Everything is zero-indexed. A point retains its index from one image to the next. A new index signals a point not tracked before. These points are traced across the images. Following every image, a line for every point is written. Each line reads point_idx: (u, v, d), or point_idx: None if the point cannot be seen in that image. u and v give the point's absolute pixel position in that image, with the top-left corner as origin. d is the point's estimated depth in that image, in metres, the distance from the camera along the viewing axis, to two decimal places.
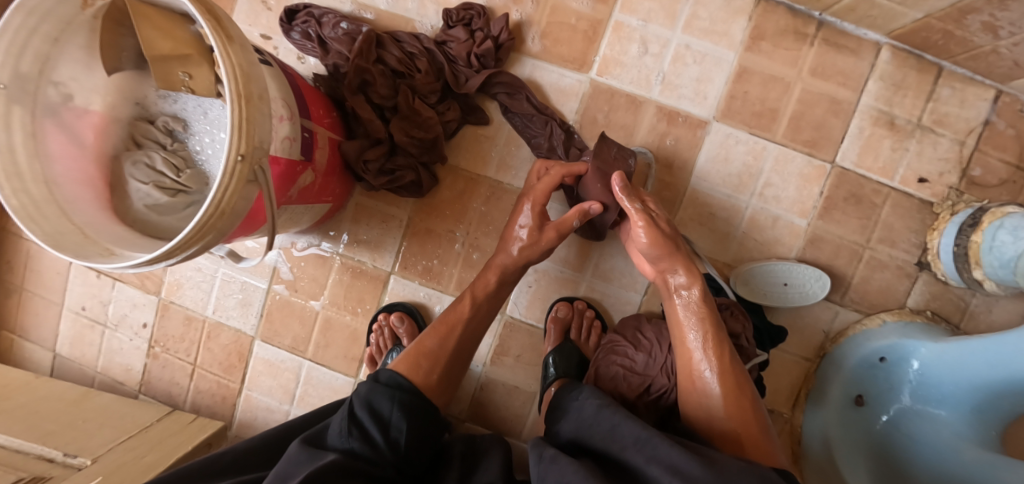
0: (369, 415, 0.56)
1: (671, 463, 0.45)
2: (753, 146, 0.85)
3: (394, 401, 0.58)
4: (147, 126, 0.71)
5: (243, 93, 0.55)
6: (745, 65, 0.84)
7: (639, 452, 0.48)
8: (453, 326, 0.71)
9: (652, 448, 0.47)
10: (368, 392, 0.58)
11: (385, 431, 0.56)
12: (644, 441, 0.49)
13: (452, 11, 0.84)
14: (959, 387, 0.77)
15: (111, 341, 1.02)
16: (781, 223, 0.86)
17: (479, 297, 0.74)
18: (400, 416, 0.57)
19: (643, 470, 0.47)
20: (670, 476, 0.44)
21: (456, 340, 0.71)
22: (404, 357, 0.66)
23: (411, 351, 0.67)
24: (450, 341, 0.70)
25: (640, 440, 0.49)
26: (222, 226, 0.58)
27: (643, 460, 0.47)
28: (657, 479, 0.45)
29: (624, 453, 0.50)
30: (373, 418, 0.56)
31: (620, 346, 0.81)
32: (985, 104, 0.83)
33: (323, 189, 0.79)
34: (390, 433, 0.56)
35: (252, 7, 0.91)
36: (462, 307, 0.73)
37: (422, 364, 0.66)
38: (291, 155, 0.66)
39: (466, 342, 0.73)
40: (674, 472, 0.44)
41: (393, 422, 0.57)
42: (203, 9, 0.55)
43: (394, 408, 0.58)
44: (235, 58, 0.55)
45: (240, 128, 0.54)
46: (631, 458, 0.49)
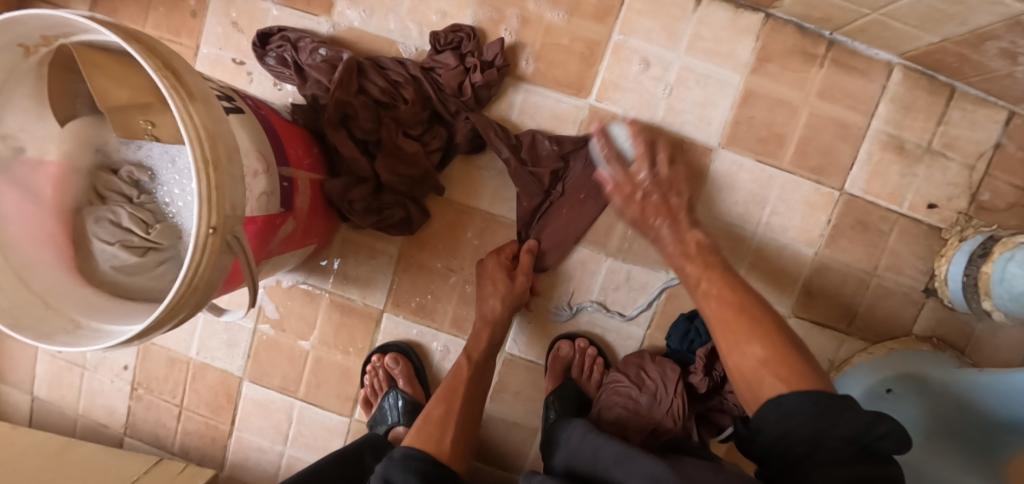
0: None
1: (647, 474, 0.44)
2: (758, 173, 0.82)
3: (410, 476, 0.55)
4: (110, 176, 0.65)
5: (210, 157, 0.49)
6: (752, 88, 0.80)
7: (619, 469, 0.47)
8: (455, 389, 0.71)
9: (631, 462, 0.47)
10: (384, 471, 0.56)
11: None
12: (624, 457, 0.48)
13: (439, 34, 0.77)
14: (949, 407, 0.76)
15: (91, 383, 0.97)
16: (787, 252, 0.83)
17: (475, 358, 0.76)
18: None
19: None
20: None
21: (461, 398, 0.70)
22: (420, 430, 0.65)
23: (428, 424, 0.66)
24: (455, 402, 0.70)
25: (620, 457, 0.48)
26: (197, 299, 0.52)
27: (625, 475, 0.46)
28: None
29: (607, 473, 0.48)
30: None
31: (623, 387, 0.78)
32: (996, 127, 0.80)
33: (308, 231, 0.74)
34: None
35: (223, 29, 0.84)
36: (462, 371, 0.74)
37: (432, 430, 0.65)
38: (269, 210, 0.60)
39: (473, 401, 0.72)
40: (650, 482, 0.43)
41: None
42: (159, 63, 0.48)
43: (411, 481, 0.54)
44: (199, 117, 0.48)
45: (207, 198, 0.48)
46: (613, 477, 0.47)
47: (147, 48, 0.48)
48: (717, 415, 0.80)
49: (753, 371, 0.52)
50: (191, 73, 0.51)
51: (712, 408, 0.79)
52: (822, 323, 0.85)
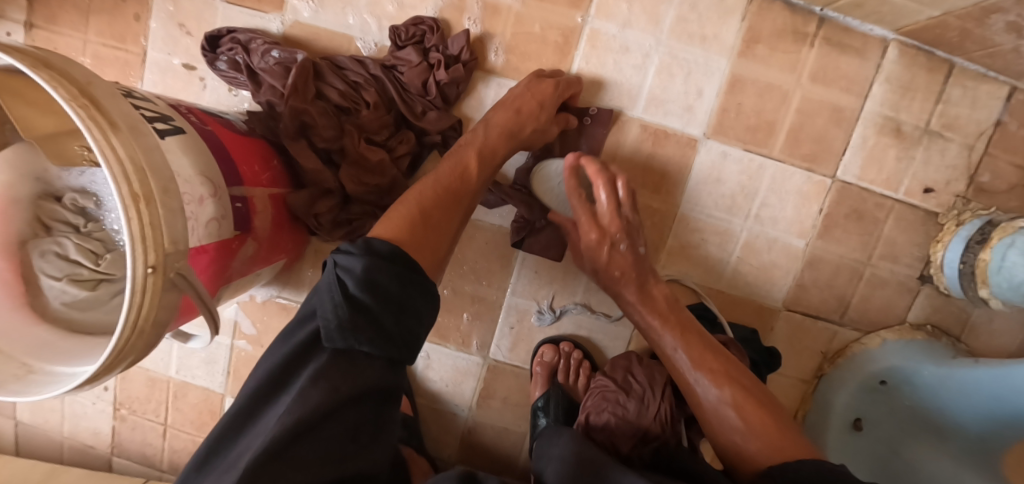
0: (362, 290, 0.48)
1: None
2: (747, 164, 0.77)
3: (385, 271, 0.50)
4: (54, 205, 0.60)
5: (141, 191, 0.44)
6: (739, 72, 0.75)
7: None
8: (459, 196, 0.63)
9: None
10: (358, 267, 0.49)
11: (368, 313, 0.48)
12: None
13: (400, 28, 0.72)
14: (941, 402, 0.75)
15: (73, 406, 0.95)
16: (779, 245, 0.79)
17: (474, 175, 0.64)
18: (378, 275, 0.49)
19: None
20: None
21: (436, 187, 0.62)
22: (398, 222, 0.56)
23: (414, 218, 0.57)
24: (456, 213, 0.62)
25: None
26: (145, 341, 0.49)
27: None
28: None
29: None
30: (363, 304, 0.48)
31: (611, 393, 0.75)
32: (997, 104, 0.76)
33: (273, 249, 0.70)
34: (367, 331, 0.48)
35: (169, 32, 0.78)
36: (458, 174, 0.63)
37: (418, 231, 0.57)
38: (222, 237, 0.56)
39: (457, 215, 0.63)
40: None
41: (377, 300, 0.48)
42: (73, 91, 0.43)
43: (379, 272, 0.49)
44: (123, 149, 0.44)
45: (141, 235, 0.44)
46: None
47: (59, 74, 0.44)
48: None
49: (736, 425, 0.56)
50: (113, 98, 0.46)
51: None
52: (815, 316, 0.82)
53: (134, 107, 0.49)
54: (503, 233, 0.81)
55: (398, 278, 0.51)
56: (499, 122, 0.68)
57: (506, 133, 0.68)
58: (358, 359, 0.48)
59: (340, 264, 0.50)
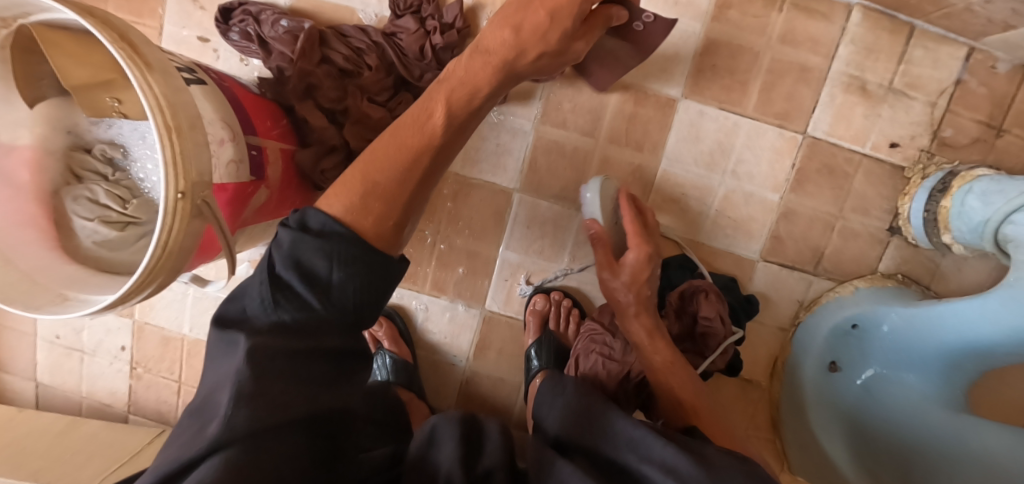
0: (303, 272, 0.37)
1: (664, 461, 0.45)
2: (722, 121, 0.83)
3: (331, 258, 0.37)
4: (84, 156, 0.67)
5: (173, 124, 0.50)
6: (713, 36, 0.81)
7: (631, 451, 0.48)
8: (416, 161, 0.43)
9: (645, 447, 0.47)
10: (293, 247, 0.37)
11: (325, 299, 0.38)
12: (637, 442, 0.48)
13: None
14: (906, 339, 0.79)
15: (91, 366, 1.00)
16: (755, 198, 0.85)
17: (455, 114, 0.45)
18: (328, 258, 0.38)
19: (635, 469, 0.46)
20: (665, 475, 0.44)
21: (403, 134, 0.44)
22: (342, 191, 0.41)
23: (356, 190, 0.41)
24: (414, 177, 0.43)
25: (632, 441, 0.48)
26: (173, 264, 0.55)
27: (635, 457, 0.47)
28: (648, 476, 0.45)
29: (613, 452, 0.49)
30: (314, 287, 0.37)
31: (598, 336, 0.80)
32: (957, 63, 0.81)
33: (282, 202, 0.76)
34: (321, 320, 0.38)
35: (185, 7, 0.84)
36: (427, 124, 0.44)
37: (370, 205, 0.40)
38: (239, 179, 0.62)
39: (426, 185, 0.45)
40: (667, 470, 0.44)
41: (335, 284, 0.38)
42: (114, 35, 0.49)
43: (326, 259, 0.38)
44: (158, 87, 0.50)
45: (172, 162, 0.50)
46: (625, 459, 0.47)
47: (100, 20, 0.50)
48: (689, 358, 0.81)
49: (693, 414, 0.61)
50: (147, 44, 0.53)
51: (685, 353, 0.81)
52: (790, 266, 0.87)
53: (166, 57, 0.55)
54: (497, 191, 0.86)
55: (358, 262, 0.38)
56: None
57: (499, 64, 0.47)
58: (296, 336, 0.36)
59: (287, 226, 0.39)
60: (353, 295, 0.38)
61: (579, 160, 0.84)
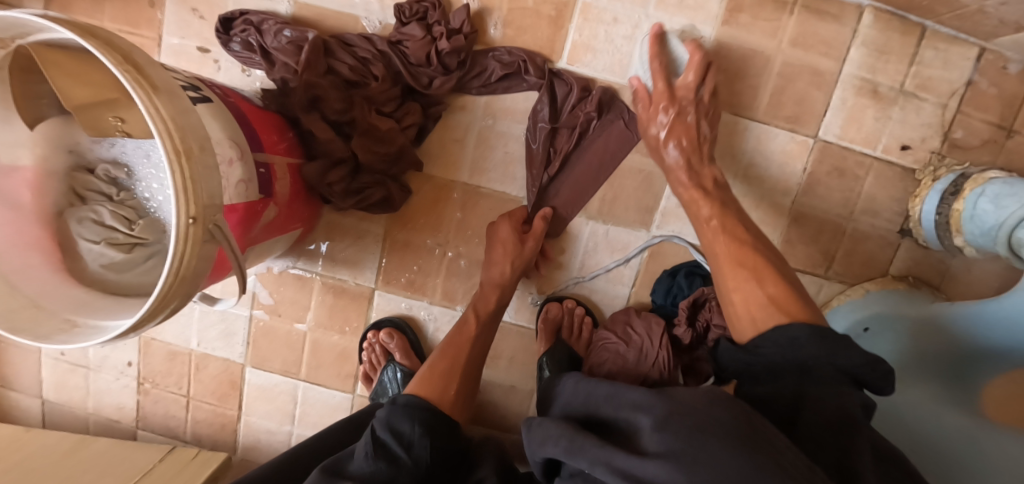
0: (392, 437, 0.53)
1: (635, 400, 0.42)
2: (733, 127, 0.82)
3: (415, 424, 0.55)
4: (88, 176, 0.65)
5: (182, 148, 0.49)
6: (724, 40, 0.80)
7: (609, 404, 0.44)
8: (459, 348, 0.71)
9: (620, 395, 0.44)
10: (387, 416, 0.56)
11: (408, 452, 0.53)
12: (614, 392, 0.45)
13: (403, 6, 0.76)
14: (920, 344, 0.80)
15: (98, 382, 0.99)
16: (765, 203, 0.85)
17: (482, 315, 0.76)
18: (419, 435, 0.54)
19: (614, 419, 0.43)
20: (634, 411, 0.41)
21: (465, 358, 0.70)
22: (421, 379, 0.64)
23: (430, 374, 0.65)
24: (459, 360, 0.69)
25: (610, 392, 0.45)
26: (186, 288, 0.54)
27: (615, 408, 0.44)
28: (625, 419, 0.41)
29: (599, 410, 0.46)
30: (401, 443, 0.53)
31: (611, 344, 0.81)
32: (968, 64, 0.80)
33: (290, 217, 0.75)
34: (413, 452, 0.53)
35: (184, 17, 0.82)
36: (468, 328, 0.74)
37: (435, 382, 0.64)
38: (249, 198, 0.61)
39: (475, 359, 0.72)
40: (638, 407, 0.41)
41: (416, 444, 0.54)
42: (118, 57, 0.47)
43: (413, 424, 0.55)
44: (165, 109, 0.48)
45: (183, 187, 0.48)
46: (603, 411, 0.45)
47: (103, 42, 0.48)
48: (703, 365, 0.83)
49: (761, 305, 0.55)
50: (152, 64, 0.51)
51: (697, 359, 0.82)
52: (801, 270, 0.87)
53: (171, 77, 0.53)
54: (507, 199, 0.85)
55: (434, 431, 0.56)
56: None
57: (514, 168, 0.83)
58: None
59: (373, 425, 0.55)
60: (427, 454, 0.54)
61: None
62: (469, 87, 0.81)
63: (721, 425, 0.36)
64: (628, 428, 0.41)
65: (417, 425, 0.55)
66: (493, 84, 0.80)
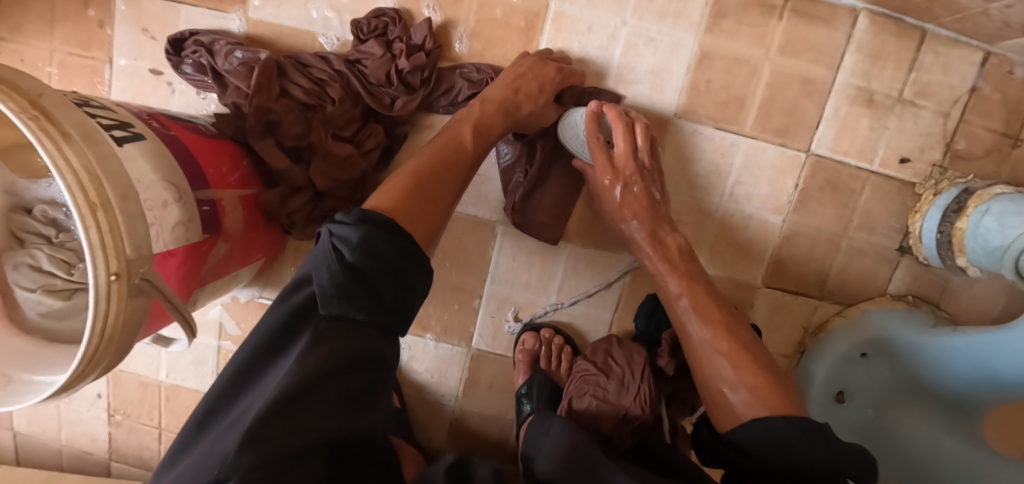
0: (340, 261, 0.45)
1: None
2: (719, 141, 0.77)
3: (368, 230, 0.48)
4: (25, 217, 0.61)
5: (98, 200, 0.45)
6: (706, 49, 0.74)
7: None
8: (453, 169, 0.61)
9: None
10: (337, 231, 0.48)
11: (352, 269, 0.45)
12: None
13: (361, 21, 0.72)
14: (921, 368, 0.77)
15: (69, 413, 0.97)
16: (754, 221, 0.80)
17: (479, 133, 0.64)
18: (366, 246, 0.47)
19: None
20: None
21: (445, 177, 0.60)
22: (393, 194, 0.55)
23: (404, 192, 0.56)
24: (440, 183, 0.59)
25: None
26: (118, 345, 0.50)
27: None
28: None
29: None
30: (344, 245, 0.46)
31: (591, 376, 0.76)
32: (971, 68, 0.74)
33: (247, 250, 0.71)
34: (359, 281, 0.45)
35: (133, 37, 0.78)
36: (450, 154, 0.62)
37: (410, 202, 0.55)
38: (190, 240, 0.57)
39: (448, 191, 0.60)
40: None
41: (362, 274, 0.45)
42: (23, 103, 0.43)
43: (360, 248, 0.46)
44: (77, 159, 0.44)
45: (99, 243, 0.44)
46: None
47: (8, 87, 0.44)
48: (687, 395, 0.79)
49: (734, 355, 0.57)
50: (65, 108, 0.47)
51: (682, 388, 0.78)
52: (794, 291, 0.82)
53: (89, 116, 0.49)
54: (479, 222, 0.81)
55: (380, 246, 0.47)
56: (503, 96, 0.68)
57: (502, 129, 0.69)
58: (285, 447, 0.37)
59: (334, 234, 0.47)
60: (365, 253, 0.46)
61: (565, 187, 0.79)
62: (435, 105, 0.76)
63: None
64: None
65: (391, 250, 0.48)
66: (461, 102, 0.75)
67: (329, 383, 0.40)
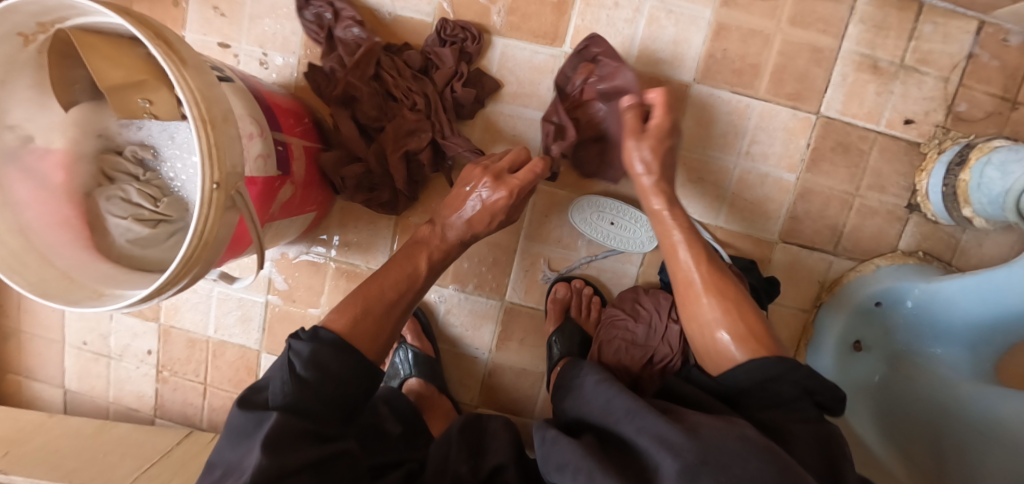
0: (311, 373, 0.50)
1: (658, 432, 0.47)
2: (735, 105, 0.83)
3: (334, 351, 0.53)
4: (116, 158, 0.69)
5: (208, 118, 0.52)
6: (723, 21, 0.81)
7: (631, 423, 0.50)
8: (402, 294, 0.61)
9: (641, 419, 0.49)
10: (308, 349, 0.52)
11: (322, 381, 0.51)
12: (634, 412, 0.50)
13: (446, 24, 0.81)
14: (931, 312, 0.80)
15: (118, 371, 1.02)
16: (770, 179, 0.85)
17: (434, 265, 0.65)
18: (333, 362, 0.52)
19: (633, 440, 0.49)
20: (657, 445, 0.46)
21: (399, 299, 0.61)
22: (347, 311, 0.57)
23: (357, 309, 0.57)
24: (398, 305, 0.61)
25: (631, 411, 0.51)
26: (208, 255, 0.57)
27: (634, 430, 0.49)
28: (646, 448, 0.47)
29: (618, 426, 0.51)
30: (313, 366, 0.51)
31: (620, 320, 0.81)
32: (968, 37, 0.81)
33: (306, 199, 0.77)
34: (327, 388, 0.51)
35: (205, 15, 0.87)
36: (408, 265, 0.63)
37: (367, 325, 0.57)
38: (268, 173, 0.64)
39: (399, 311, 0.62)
40: (661, 441, 0.46)
41: (330, 383, 0.51)
42: (151, 34, 0.51)
43: (330, 362, 0.52)
44: (193, 82, 0.52)
45: (209, 154, 0.51)
46: (623, 429, 0.50)
47: (140, 21, 0.52)
48: None
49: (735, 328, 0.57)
50: (180, 42, 0.55)
51: None
52: (810, 247, 0.87)
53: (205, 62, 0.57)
54: None
55: (348, 362, 0.53)
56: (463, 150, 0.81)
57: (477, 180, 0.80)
58: None
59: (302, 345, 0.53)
60: (334, 371, 0.52)
61: None
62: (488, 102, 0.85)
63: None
64: (651, 459, 0.46)
65: (342, 367, 0.52)
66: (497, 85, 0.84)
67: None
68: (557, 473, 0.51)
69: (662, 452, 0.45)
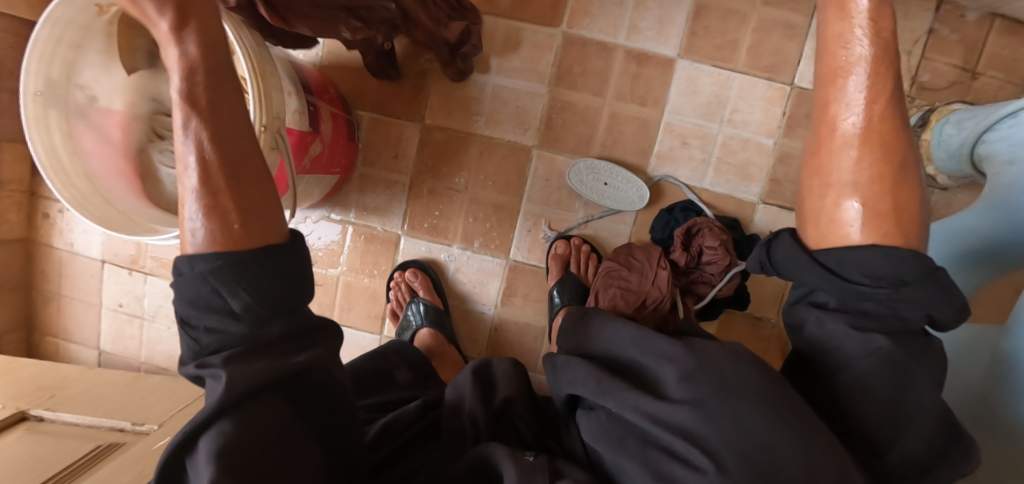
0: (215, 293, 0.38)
1: (660, 351, 0.47)
2: (717, 77, 0.92)
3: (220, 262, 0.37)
4: (167, 118, 0.80)
5: (258, 70, 0.61)
6: (704, 2, 0.91)
7: (634, 347, 0.49)
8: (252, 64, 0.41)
9: (647, 342, 0.48)
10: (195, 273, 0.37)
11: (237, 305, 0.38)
12: (640, 339, 0.49)
13: None
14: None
15: (150, 331, 1.10)
16: (750, 144, 0.94)
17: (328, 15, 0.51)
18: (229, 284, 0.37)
19: (635, 362, 0.49)
20: (660, 361, 0.47)
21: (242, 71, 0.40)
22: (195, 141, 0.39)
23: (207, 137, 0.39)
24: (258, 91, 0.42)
25: (637, 340, 0.50)
26: None
27: (636, 352, 0.49)
28: (647, 367, 0.48)
29: (620, 351, 0.51)
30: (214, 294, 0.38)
31: (616, 271, 0.89)
32: (927, 14, 0.90)
33: (331, 160, 0.86)
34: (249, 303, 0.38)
35: None
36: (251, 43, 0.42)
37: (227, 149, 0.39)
38: (302, 127, 0.73)
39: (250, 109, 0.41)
40: (664, 358, 0.46)
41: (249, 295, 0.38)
42: None
43: (227, 273, 0.37)
44: (247, 39, 0.61)
45: (259, 100, 0.60)
46: (624, 352, 0.50)
47: None
48: (699, 287, 0.90)
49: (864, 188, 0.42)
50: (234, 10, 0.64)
51: (693, 281, 0.89)
52: (789, 207, 0.95)
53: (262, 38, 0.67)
54: (518, 148, 0.95)
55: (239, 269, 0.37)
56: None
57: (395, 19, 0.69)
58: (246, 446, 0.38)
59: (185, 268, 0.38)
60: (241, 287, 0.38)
61: (589, 116, 0.94)
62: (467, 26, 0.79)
63: (748, 397, 0.42)
64: (652, 374, 0.47)
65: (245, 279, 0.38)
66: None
67: (259, 399, 0.40)
68: (568, 385, 0.52)
69: (664, 367, 0.46)
